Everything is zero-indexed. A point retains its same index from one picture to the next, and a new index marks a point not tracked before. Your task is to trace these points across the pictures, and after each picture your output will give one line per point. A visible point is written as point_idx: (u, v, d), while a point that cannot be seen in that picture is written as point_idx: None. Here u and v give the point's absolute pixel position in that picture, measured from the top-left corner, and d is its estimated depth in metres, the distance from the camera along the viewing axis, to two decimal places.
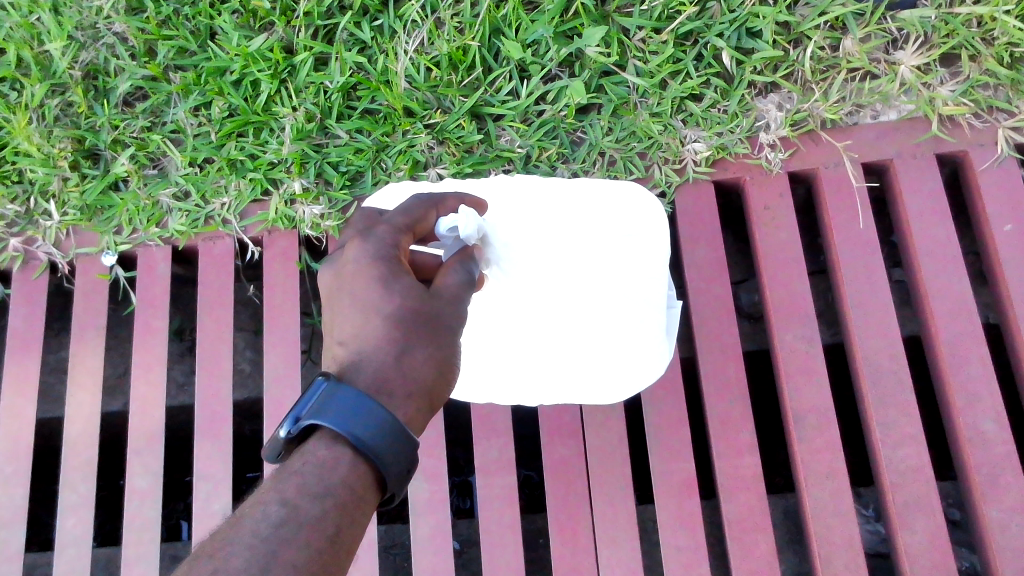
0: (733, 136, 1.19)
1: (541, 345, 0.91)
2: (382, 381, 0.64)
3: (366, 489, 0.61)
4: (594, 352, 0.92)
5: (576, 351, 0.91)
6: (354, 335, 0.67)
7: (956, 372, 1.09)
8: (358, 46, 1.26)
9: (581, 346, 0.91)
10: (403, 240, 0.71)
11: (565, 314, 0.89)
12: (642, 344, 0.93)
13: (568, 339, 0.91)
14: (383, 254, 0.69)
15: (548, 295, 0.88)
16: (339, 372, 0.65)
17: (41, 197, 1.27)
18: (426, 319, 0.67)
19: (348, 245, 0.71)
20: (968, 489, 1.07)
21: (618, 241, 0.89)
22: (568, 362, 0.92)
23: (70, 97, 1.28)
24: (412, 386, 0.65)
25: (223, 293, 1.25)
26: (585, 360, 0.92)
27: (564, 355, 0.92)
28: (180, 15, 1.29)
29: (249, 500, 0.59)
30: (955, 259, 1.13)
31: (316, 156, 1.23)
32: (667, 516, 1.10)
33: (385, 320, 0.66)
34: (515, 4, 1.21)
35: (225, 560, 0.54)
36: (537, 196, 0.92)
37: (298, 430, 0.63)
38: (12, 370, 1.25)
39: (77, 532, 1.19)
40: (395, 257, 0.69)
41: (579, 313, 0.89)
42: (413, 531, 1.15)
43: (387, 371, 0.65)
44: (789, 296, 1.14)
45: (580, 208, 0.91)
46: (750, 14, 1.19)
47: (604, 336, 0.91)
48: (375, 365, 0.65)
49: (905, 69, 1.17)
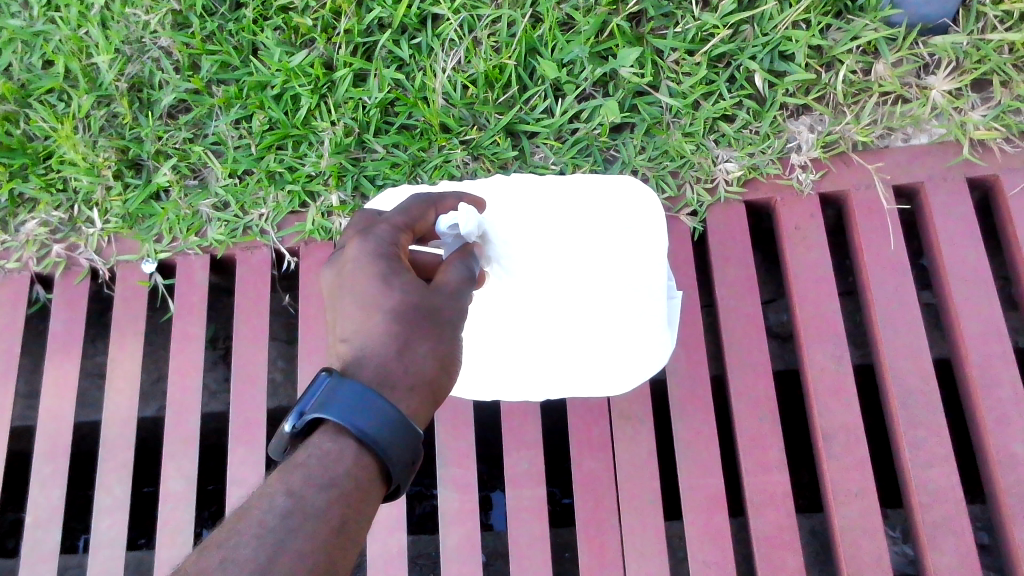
0: (765, 156, 1.21)
1: (541, 337, 0.92)
2: (385, 374, 0.66)
3: (370, 482, 0.62)
4: (594, 342, 0.93)
5: (576, 341, 0.93)
6: (356, 332, 0.69)
7: (986, 394, 1.09)
8: (396, 63, 1.30)
9: (581, 336, 0.92)
10: (402, 239, 0.74)
11: (565, 304, 0.91)
12: (643, 333, 0.95)
13: (568, 329, 0.92)
14: (382, 253, 0.71)
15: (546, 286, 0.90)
16: (341, 368, 0.67)
17: (85, 205, 1.31)
18: (427, 313, 0.69)
19: (349, 245, 0.73)
20: (998, 510, 1.07)
21: (615, 229, 0.91)
22: (569, 353, 0.94)
23: (115, 108, 1.32)
24: (413, 378, 0.66)
25: (260, 301, 1.27)
26: (585, 350, 0.93)
27: (563, 345, 0.93)
28: (224, 30, 1.32)
29: (257, 491, 0.61)
30: (986, 282, 1.14)
31: (354, 169, 1.26)
32: (695, 531, 1.11)
33: (386, 314, 0.68)
34: (551, 25, 1.24)
35: (234, 550, 0.56)
36: (537, 191, 0.94)
37: (303, 424, 0.64)
38: (53, 372, 1.27)
39: (111, 533, 1.21)
40: (394, 256, 0.71)
41: (579, 303, 0.91)
42: (443, 541, 1.15)
43: (389, 365, 0.66)
44: (819, 316, 1.15)
45: (576, 205, 0.92)
46: (783, 38, 1.21)
47: (604, 325, 0.92)
48: (377, 359, 0.66)
49: (938, 93, 1.19)
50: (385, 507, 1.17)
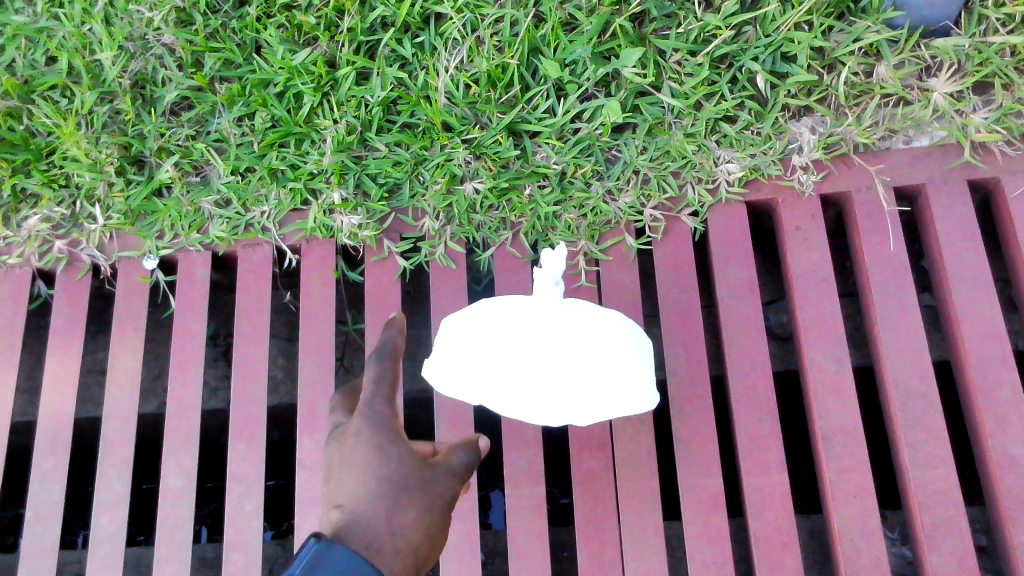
0: (767, 157, 1.21)
1: (522, 376, 0.84)
2: (373, 535, 0.67)
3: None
4: (583, 385, 0.84)
5: (564, 384, 0.83)
6: (353, 499, 0.70)
7: (986, 396, 1.09)
8: (399, 62, 1.30)
9: (569, 378, 0.84)
10: (398, 422, 0.79)
11: (554, 340, 0.84)
12: (637, 386, 0.88)
13: (555, 370, 0.83)
14: (379, 431, 0.77)
15: (535, 320, 0.85)
16: (333, 531, 0.67)
17: (87, 201, 1.31)
18: (418, 480, 0.74)
19: (350, 425, 0.78)
20: (997, 512, 1.07)
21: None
22: (554, 394, 0.84)
23: (118, 105, 1.32)
24: (404, 540, 0.69)
25: (261, 299, 1.27)
26: (572, 393, 0.84)
27: (547, 386, 0.83)
28: (227, 28, 1.33)
29: None
30: (986, 285, 1.14)
31: (355, 167, 1.26)
32: (694, 531, 1.11)
33: (379, 480, 0.72)
34: (554, 24, 1.24)
35: None
36: (486, 312, 0.90)
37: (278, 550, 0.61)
38: (54, 367, 1.28)
39: (111, 528, 1.21)
40: (393, 434, 0.76)
41: (568, 340, 0.84)
42: (442, 539, 1.15)
43: (378, 527, 0.68)
44: (820, 317, 1.15)
45: (523, 309, 0.87)
46: (785, 39, 1.21)
47: (597, 369, 0.85)
48: (368, 526, 0.68)
49: (939, 96, 1.18)
50: None
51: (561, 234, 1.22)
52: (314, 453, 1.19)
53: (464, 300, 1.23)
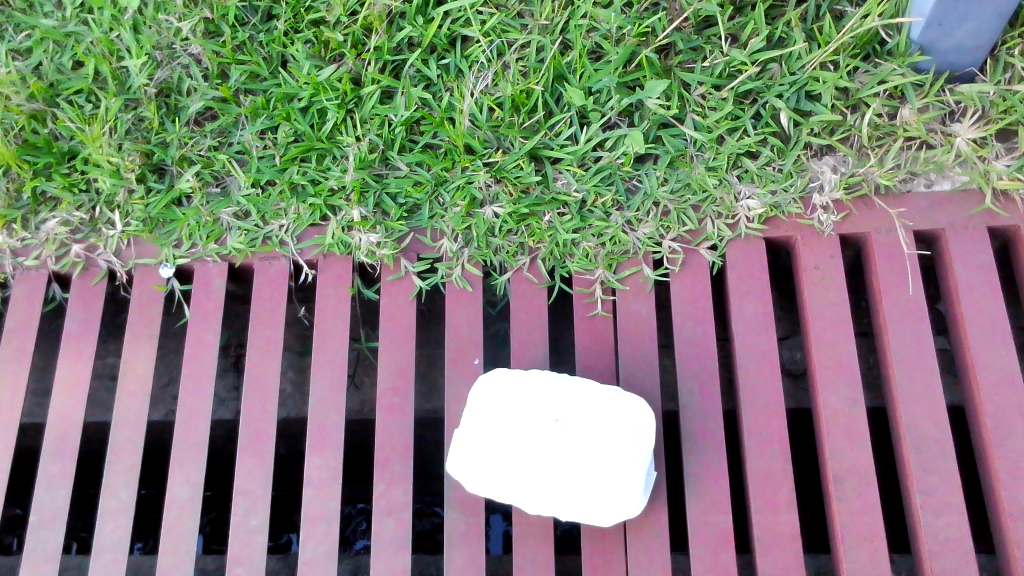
0: (788, 195, 1.21)
1: (518, 486, 1.00)
2: None
3: None
4: (572, 500, 0.99)
5: (555, 496, 0.99)
6: None
7: (1000, 445, 1.09)
8: (423, 83, 1.30)
9: (558, 493, 0.99)
10: None
11: (548, 463, 0.98)
12: (622, 503, 0.99)
13: (548, 485, 0.99)
14: None
15: (532, 445, 0.99)
16: None
17: (106, 206, 1.31)
18: None
19: None
20: (1007, 564, 1.07)
21: (603, 395, 1.02)
22: (546, 502, 1.00)
23: (143, 113, 1.32)
24: None
25: (276, 312, 1.27)
26: (562, 505, 0.99)
27: (541, 496, 0.99)
28: (255, 41, 1.33)
29: None
30: (1004, 333, 1.13)
31: (376, 186, 1.26)
32: (701, 568, 1.10)
33: None
34: (580, 52, 1.25)
35: None
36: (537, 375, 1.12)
37: None
38: (65, 371, 1.27)
39: (115, 537, 1.20)
40: None
41: (561, 464, 0.98)
42: (447, 563, 1.15)
43: None
44: (835, 357, 1.15)
45: None
46: (810, 78, 1.22)
47: (585, 487, 0.98)
48: None
49: (962, 141, 1.19)
50: (391, 526, 1.16)
51: (579, 261, 1.22)
52: (322, 470, 1.19)
53: (478, 322, 1.23)
